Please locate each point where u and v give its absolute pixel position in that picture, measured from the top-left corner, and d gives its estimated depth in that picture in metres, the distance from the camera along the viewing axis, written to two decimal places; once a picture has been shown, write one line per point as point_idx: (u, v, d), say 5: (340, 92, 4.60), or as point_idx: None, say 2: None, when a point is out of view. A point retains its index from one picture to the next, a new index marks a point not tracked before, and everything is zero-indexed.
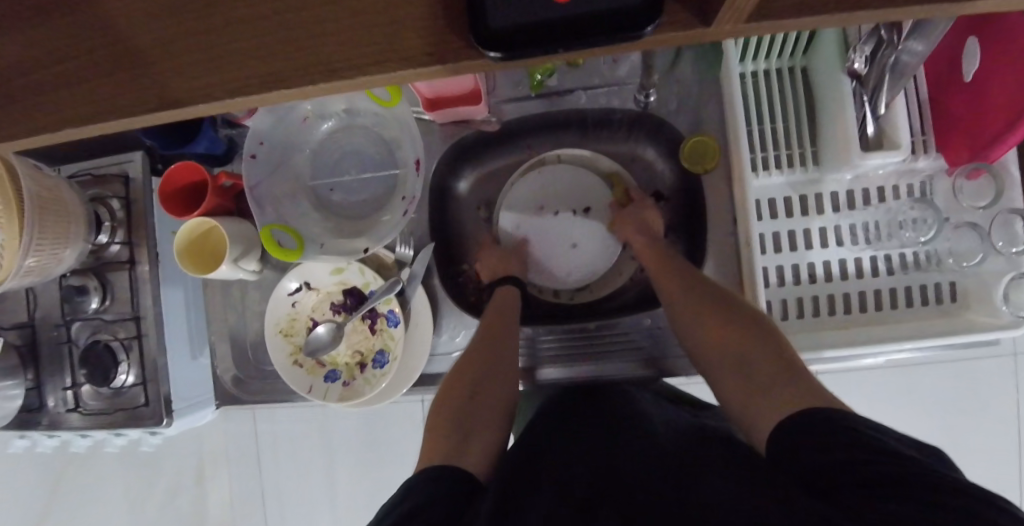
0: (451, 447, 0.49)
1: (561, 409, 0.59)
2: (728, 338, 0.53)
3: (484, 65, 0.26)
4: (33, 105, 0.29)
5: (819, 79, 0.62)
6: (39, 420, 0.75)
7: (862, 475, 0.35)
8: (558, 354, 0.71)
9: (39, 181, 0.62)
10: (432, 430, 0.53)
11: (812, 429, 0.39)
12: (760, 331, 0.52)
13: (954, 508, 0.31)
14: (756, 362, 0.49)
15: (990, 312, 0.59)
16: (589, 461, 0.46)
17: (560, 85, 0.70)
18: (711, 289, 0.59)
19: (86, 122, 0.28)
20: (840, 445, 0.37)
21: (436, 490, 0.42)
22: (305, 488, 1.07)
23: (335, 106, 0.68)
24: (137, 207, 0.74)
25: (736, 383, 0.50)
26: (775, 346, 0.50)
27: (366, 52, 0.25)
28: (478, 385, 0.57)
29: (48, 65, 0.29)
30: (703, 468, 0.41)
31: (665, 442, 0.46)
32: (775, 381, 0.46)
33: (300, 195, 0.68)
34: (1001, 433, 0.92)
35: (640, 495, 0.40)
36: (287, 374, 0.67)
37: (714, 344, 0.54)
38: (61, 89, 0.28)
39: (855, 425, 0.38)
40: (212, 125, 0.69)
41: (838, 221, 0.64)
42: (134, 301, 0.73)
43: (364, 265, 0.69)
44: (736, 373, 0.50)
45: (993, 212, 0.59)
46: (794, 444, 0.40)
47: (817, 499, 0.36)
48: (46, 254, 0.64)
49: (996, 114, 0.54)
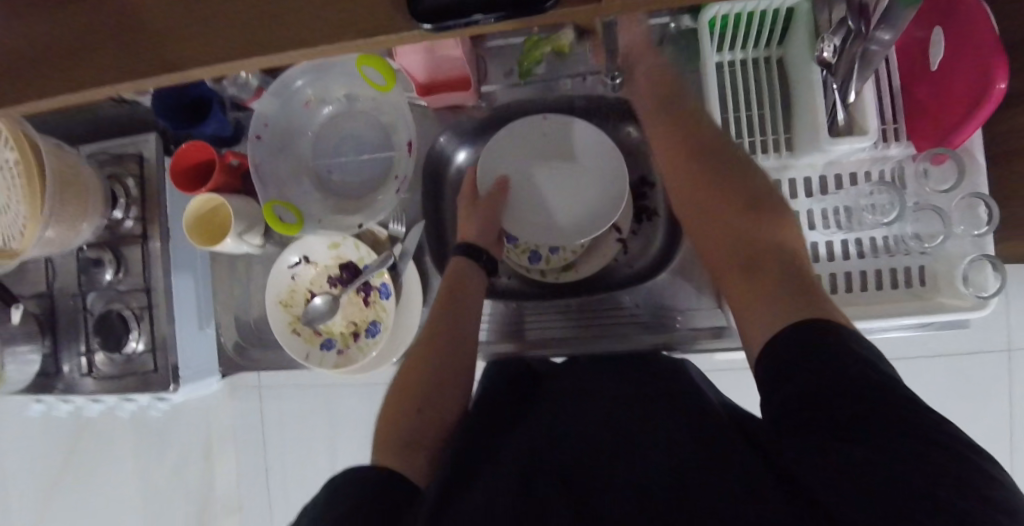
0: (407, 442, 0.53)
1: (558, 386, 0.59)
2: (750, 250, 0.51)
3: (420, 35, 0.30)
4: (61, 67, 0.35)
5: (792, 68, 0.65)
6: (55, 385, 0.80)
7: (869, 438, 0.35)
8: (545, 321, 0.76)
9: (59, 158, 0.67)
10: (390, 414, 0.58)
11: (822, 369, 0.38)
12: (781, 252, 0.50)
13: (954, 484, 0.32)
14: (769, 275, 0.48)
15: (955, 294, 0.61)
16: (589, 447, 0.47)
17: (547, 73, 0.74)
18: (743, 199, 0.55)
19: (98, 81, 0.35)
20: (846, 396, 0.36)
21: (370, 490, 0.44)
22: (308, 464, 1.11)
23: (336, 91, 0.73)
24: (150, 185, 0.79)
25: (748, 289, 0.49)
26: (792, 270, 0.48)
27: (325, 23, 0.30)
28: (434, 381, 0.60)
29: (85, 41, 0.35)
30: (702, 459, 0.42)
31: (664, 427, 0.47)
32: (785, 293, 0.45)
33: (303, 176, 0.73)
34: (988, 427, 0.94)
35: (637, 487, 0.41)
36: (286, 340, 0.72)
37: (738, 257, 0.52)
38: (84, 56, 0.35)
39: (875, 369, 0.37)
40: (221, 108, 0.73)
41: (812, 205, 0.66)
42: (146, 273, 0.78)
43: (358, 241, 0.73)
44: (750, 279, 0.49)
45: (955, 194, 0.62)
46: (805, 375, 0.38)
47: (810, 459, 0.36)
48: (65, 226, 0.69)
49: (958, 102, 0.57)
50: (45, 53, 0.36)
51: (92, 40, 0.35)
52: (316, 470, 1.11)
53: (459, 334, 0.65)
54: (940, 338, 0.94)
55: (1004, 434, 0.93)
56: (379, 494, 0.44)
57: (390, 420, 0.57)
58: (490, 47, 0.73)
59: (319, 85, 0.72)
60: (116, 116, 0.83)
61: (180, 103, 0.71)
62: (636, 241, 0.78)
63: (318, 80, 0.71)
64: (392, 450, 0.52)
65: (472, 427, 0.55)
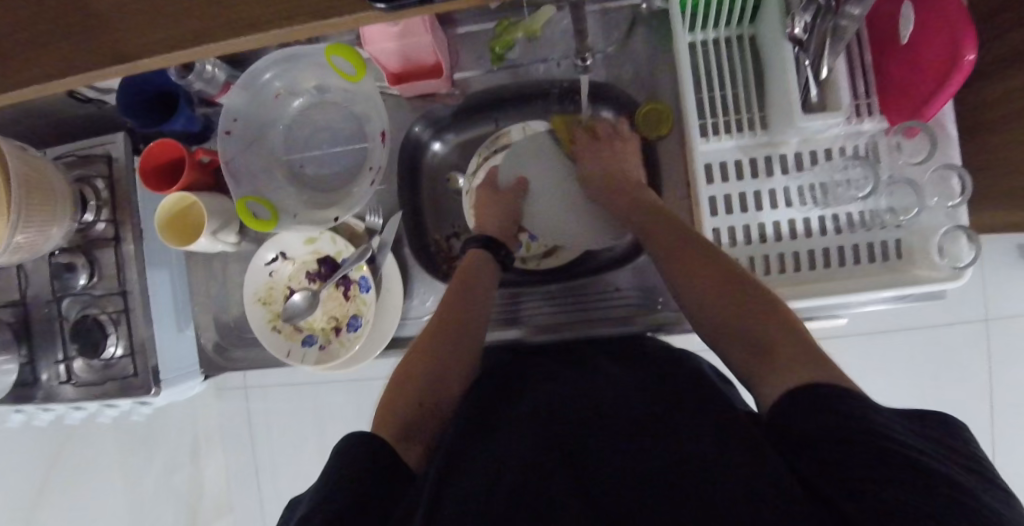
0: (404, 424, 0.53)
1: (557, 375, 0.58)
2: (752, 319, 0.50)
3: (376, 18, 0.29)
4: (19, 64, 0.35)
5: (765, 46, 0.64)
6: (34, 394, 0.78)
7: (860, 446, 0.34)
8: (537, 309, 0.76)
9: (25, 162, 0.65)
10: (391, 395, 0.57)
11: (818, 408, 0.38)
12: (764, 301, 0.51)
13: (953, 498, 0.30)
14: (772, 341, 0.47)
15: (930, 266, 0.62)
16: (585, 441, 0.46)
17: (519, 57, 0.73)
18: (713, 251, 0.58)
19: (55, 75, 0.34)
20: (838, 416, 0.36)
21: (363, 462, 0.44)
22: (299, 462, 1.11)
23: (306, 83, 0.72)
24: (120, 186, 0.77)
25: (750, 357, 0.48)
26: (779, 316, 0.49)
27: (278, 7, 0.30)
28: (437, 373, 0.60)
29: (36, 35, 0.34)
30: (704, 449, 0.41)
31: (666, 419, 0.46)
32: (794, 355, 0.44)
33: (275, 168, 0.72)
34: (967, 395, 0.95)
35: (640, 487, 0.40)
36: (267, 338, 0.71)
37: (741, 326, 0.50)
38: (39, 51, 0.34)
39: (862, 401, 0.37)
40: (189, 104, 0.72)
41: (787, 183, 0.66)
42: (121, 276, 0.76)
43: (336, 235, 0.74)
44: (748, 342, 0.49)
45: (928, 166, 0.63)
46: (797, 422, 0.39)
47: (812, 462, 0.36)
48: (35, 232, 0.67)
49: (929, 74, 0.57)
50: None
51: (44, 35, 0.34)
52: (308, 467, 1.11)
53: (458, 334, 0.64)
54: (917, 311, 0.95)
55: (982, 402, 0.95)
56: (370, 468, 0.44)
57: (387, 411, 0.55)
58: (462, 34, 0.72)
59: (289, 77, 0.70)
60: (81, 117, 0.81)
61: (147, 90, 0.70)
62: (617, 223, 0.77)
63: (290, 72, 0.70)
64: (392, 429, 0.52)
65: (467, 418, 0.55)
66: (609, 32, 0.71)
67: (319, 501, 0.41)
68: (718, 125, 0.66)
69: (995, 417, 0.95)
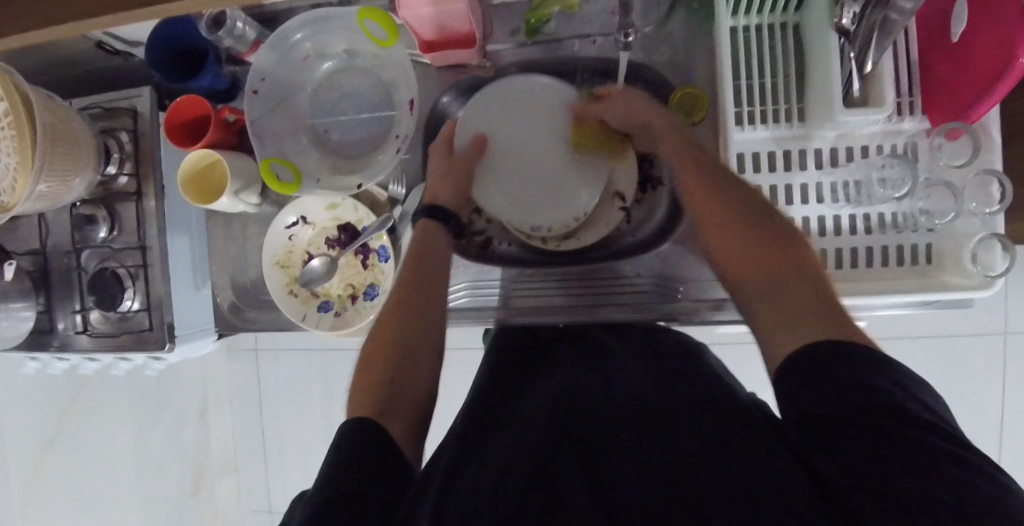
0: (382, 401, 0.51)
1: (566, 363, 0.59)
2: (772, 263, 0.49)
3: None
4: None
5: (809, 35, 0.63)
6: (50, 343, 0.79)
7: (866, 437, 0.35)
8: (555, 293, 0.74)
9: (52, 110, 0.65)
10: (368, 374, 0.55)
11: (829, 372, 0.38)
12: (795, 259, 0.49)
13: (961, 482, 0.31)
14: (789, 286, 0.47)
15: (961, 273, 0.60)
16: (595, 426, 0.47)
17: (555, 33, 0.72)
18: (737, 201, 0.55)
19: None
20: (850, 393, 0.37)
21: (360, 460, 0.43)
22: (304, 426, 1.12)
23: (336, 46, 0.71)
24: (144, 140, 0.77)
25: (762, 297, 0.48)
26: (811, 275, 0.47)
27: None
28: (404, 346, 0.57)
29: None
30: (713, 442, 0.42)
31: (669, 409, 0.47)
32: (812, 306, 0.44)
33: (300, 131, 0.71)
34: (978, 408, 0.94)
35: (642, 481, 0.41)
36: (284, 303, 0.72)
37: (759, 269, 0.50)
38: None
39: (886, 375, 0.37)
40: (217, 60, 0.70)
41: (820, 178, 0.65)
42: (140, 231, 0.76)
43: (357, 202, 0.73)
44: (764, 284, 0.49)
45: (970, 169, 0.60)
46: (806, 396, 0.39)
47: (828, 459, 0.36)
48: (57, 182, 0.67)
49: (981, 73, 0.55)
50: None
51: None
52: (313, 433, 1.12)
53: (424, 292, 0.62)
54: (936, 320, 0.94)
55: (995, 416, 0.94)
56: (375, 449, 0.45)
57: (365, 388, 0.53)
58: (497, 5, 0.71)
59: (319, 39, 0.69)
60: (109, 68, 0.81)
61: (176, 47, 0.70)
62: (640, 208, 0.76)
63: (319, 33, 0.69)
64: (376, 407, 0.50)
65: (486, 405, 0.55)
66: (648, 13, 0.69)
67: (324, 480, 0.42)
68: (754, 114, 0.64)
69: (1007, 431, 0.94)
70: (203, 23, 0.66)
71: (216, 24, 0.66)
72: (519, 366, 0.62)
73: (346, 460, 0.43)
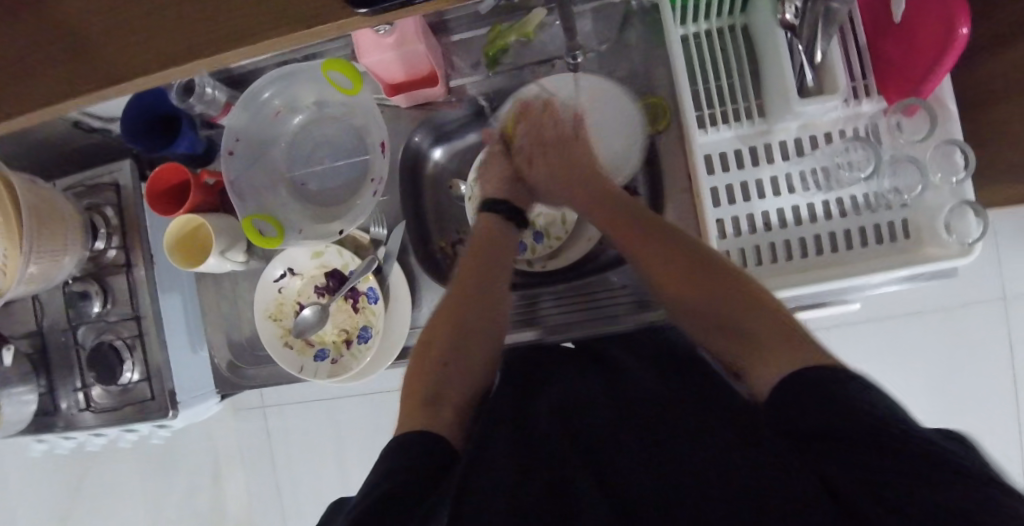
0: (426, 407, 0.53)
1: (569, 376, 0.57)
2: (737, 314, 0.52)
3: (360, 21, 0.29)
4: (29, 83, 0.36)
5: (756, 35, 0.65)
6: (54, 423, 0.79)
7: (878, 444, 0.34)
8: (551, 311, 0.76)
9: (36, 193, 0.66)
10: (414, 386, 0.58)
11: (811, 390, 0.39)
12: (756, 305, 0.52)
13: (964, 489, 0.31)
14: (756, 329, 0.50)
15: (938, 243, 0.61)
16: (599, 424, 0.47)
17: (514, 61, 0.74)
18: (685, 250, 0.60)
19: (63, 93, 0.35)
20: (846, 414, 0.36)
21: (408, 461, 0.45)
22: (319, 476, 1.12)
23: (306, 99, 0.73)
24: (129, 212, 0.78)
25: (737, 344, 0.51)
26: (773, 317, 0.50)
27: (264, 18, 0.30)
28: (456, 351, 0.60)
29: (53, 65, 0.35)
30: (719, 443, 0.41)
31: (676, 413, 0.46)
32: (781, 346, 0.46)
33: (278, 184, 0.73)
34: (988, 376, 0.94)
35: (647, 482, 0.41)
36: (279, 354, 0.73)
37: (727, 324, 0.53)
38: (48, 72, 0.35)
39: (868, 395, 0.37)
40: (193, 127, 0.73)
41: (788, 169, 0.66)
42: (133, 301, 0.77)
43: (341, 247, 0.75)
44: (735, 333, 0.52)
45: (930, 142, 0.61)
46: (810, 412, 0.38)
47: (839, 463, 0.35)
48: (47, 262, 0.68)
49: (924, 48, 0.57)
50: (16, 72, 0.36)
51: (60, 55, 0.35)
52: (328, 481, 1.11)
53: (482, 297, 0.65)
54: (930, 294, 0.94)
55: (1006, 382, 0.93)
56: (422, 460, 0.46)
57: (414, 397, 0.56)
58: (456, 41, 0.74)
59: (286, 95, 0.72)
60: (90, 147, 0.83)
61: (147, 114, 0.71)
62: None
63: (287, 89, 0.71)
64: (418, 413, 0.52)
65: (493, 410, 0.54)
66: (600, 32, 0.72)
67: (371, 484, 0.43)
68: (716, 116, 0.66)
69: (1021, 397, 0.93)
70: (174, 91, 0.68)
71: (186, 91, 0.69)
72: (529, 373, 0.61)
73: (393, 469, 0.44)
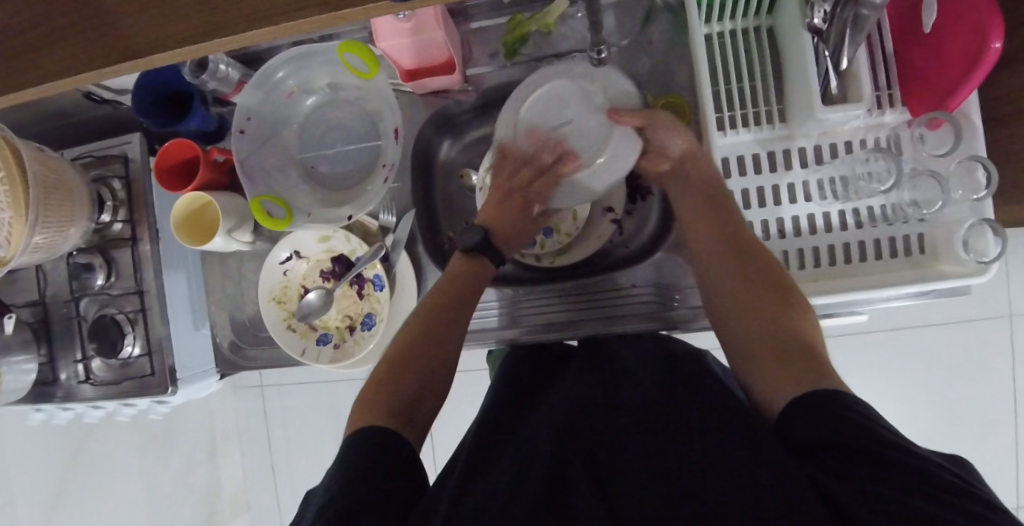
0: (396, 408, 0.53)
1: (569, 379, 0.57)
2: (768, 330, 0.51)
3: (389, 7, 0.28)
4: (40, 55, 0.35)
5: (782, 38, 0.63)
6: (54, 393, 0.79)
7: (869, 451, 0.35)
8: (557, 309, 0.74)
9: (43, 162, 0.65)
10: (376, 383, 0.57)
11: (815, 412, 0.39)
12: (788, 326, 0.50)
13: (943, 498, 0.32)
14: (786, 345, 0.48)
15: (955, 260, 0.60)
16: (596, 426, 0.47)
17: (534, 51, 0.73)
18: (728, 251, 0.60)
19: (73, 69, 0.34)
20: (835, 425, 0.37)
21: (376, 461, 0.44)
22: (314, 457, 1.12)
23: (319, 81, 0.72)
24: (136, 186, 0.78)
25: (762, 353, 0.49)
26: (802, 340, 0.49)
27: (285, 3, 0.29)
28: (423, 367, 0.58)
29: (65, 37, 0.34)
30: (717, 444, 0.41)
31: (669, 413, 0.46)
32: (804, 368, 0.45)
33: (288, 167, 0.72)
34: (991, 393, 0.93)
35: (649, 488, 0.39)
36: (281, 337, 0.73)
37: (757, 333, 0.52)
38: (60, 45, 0.35)
39: (860, 409, 0.38)
40: (203, 103, 0.72)
41: (806, 177, 0.65)
42: (137, 276, 0.77)
43: (349, 233, 0.75)
44: (763, 342, 0.50)
45: (953, 158, 0.60)
46: (804, 425, 0.39)
47: (838, 475, 0.36)
48: (53, 233, 0.67)
49: (955, 62, 0.55)
50: (27, 42, 0.35)
51: (73, 29, 0.34)
52: (324, 463, 1.12)
53: (457, 311, 0.64)
54: (938, 308, 0.93)
55: (1009, 400, 0.93)
56: (380, 459, 0.45)
57: (377, 392, 0.55)
58: (475, 29, 0.73)
59: (301, 76, 0.71)
60: (100, 117, 0.82)
61: (157, 89, 0.70)
62: (630, 219, 0.76)
63: (301, 70, 0.70)
64: (387, 414, 0.52)
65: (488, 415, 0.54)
66: (622, 27, 0.71)
67: (336, 489, 0.42)
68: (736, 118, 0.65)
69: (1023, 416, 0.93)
70: (187, 66, 0.66)
71: (199, 67, 0.67)
72: (532, 373, 0.62)
73: (358, 472, 0.43)
